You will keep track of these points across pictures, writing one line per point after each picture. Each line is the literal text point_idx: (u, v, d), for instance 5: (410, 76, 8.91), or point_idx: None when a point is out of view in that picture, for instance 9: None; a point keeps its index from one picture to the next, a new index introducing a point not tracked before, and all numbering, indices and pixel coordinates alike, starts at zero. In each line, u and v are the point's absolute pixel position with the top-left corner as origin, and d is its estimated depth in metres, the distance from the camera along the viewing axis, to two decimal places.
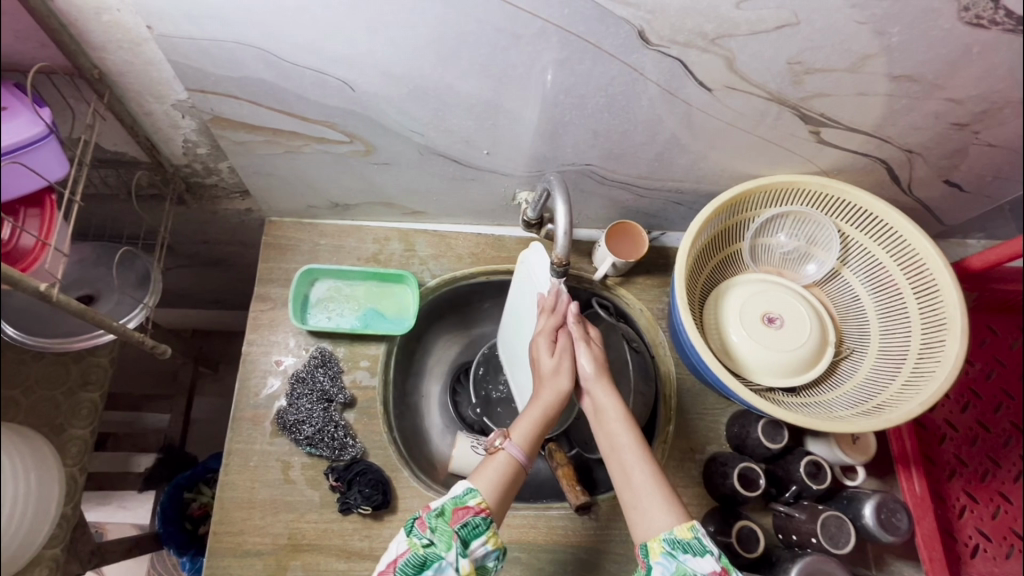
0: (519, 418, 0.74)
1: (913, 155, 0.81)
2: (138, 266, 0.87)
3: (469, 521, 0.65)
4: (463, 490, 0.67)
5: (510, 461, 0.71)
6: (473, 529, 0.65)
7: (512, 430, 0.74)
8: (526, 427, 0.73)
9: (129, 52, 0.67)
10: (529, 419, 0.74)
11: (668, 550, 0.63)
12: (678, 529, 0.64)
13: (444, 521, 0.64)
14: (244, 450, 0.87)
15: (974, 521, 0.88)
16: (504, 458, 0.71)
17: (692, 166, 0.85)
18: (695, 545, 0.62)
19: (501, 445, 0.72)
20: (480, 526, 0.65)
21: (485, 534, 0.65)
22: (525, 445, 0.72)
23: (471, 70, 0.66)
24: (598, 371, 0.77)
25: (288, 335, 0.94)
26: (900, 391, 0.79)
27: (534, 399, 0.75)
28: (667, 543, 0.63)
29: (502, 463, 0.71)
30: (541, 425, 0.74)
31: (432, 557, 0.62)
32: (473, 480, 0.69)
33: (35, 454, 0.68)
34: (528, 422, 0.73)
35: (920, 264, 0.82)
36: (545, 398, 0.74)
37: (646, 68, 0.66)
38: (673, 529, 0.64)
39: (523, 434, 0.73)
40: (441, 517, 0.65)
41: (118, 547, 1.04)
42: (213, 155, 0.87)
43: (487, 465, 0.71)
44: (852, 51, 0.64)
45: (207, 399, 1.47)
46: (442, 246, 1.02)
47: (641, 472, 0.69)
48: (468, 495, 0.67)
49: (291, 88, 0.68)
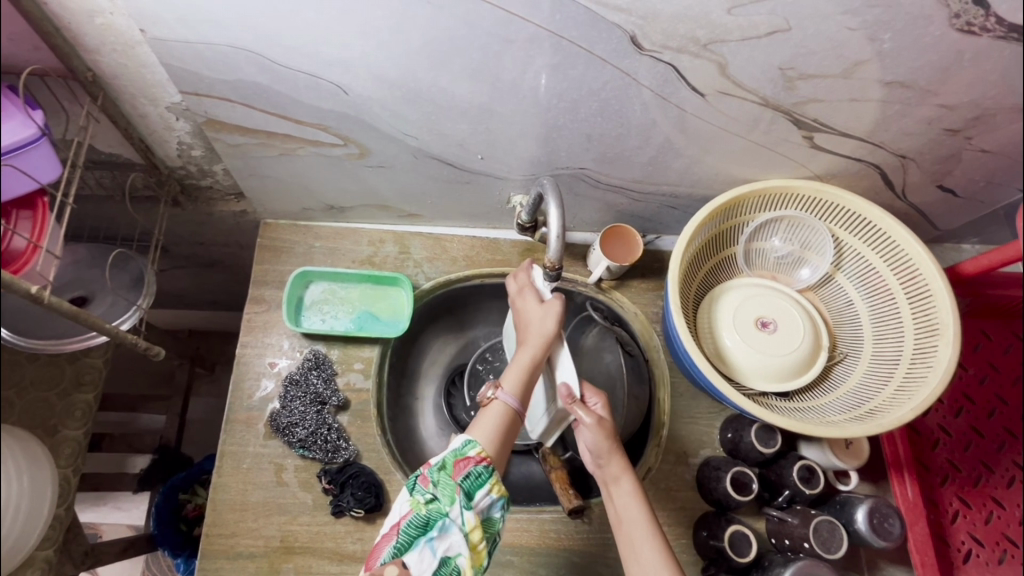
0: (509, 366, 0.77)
1: (907, 160, 0.81)
2: (132, 267, 0.87)
3: (471, 471, 0.66)
4: (463, 442, 0.69)
5: (505, 409, 0.73)
6: (475, 481, 0.66)
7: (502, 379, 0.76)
8: (517, 374, 0.76)
9: (122, 54, 0.67)
10: (520, 364, 0.77)
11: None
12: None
13: (446, 476, 0.66)
14: (237, 452, 0.87)
15: (967, 526, 0.88)
16: (499, 407, 0.73)
17: (686, 170, 0.86)
18: None
19: (495, 395, 0.74)
20: (481, 476, 0.66)
21: (487, 483, 0.66)
22: (517, 391, 0.75)
23: (465, 74, 0.66)
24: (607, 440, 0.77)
25: (282, 337, 0.94)
26: (892, 397, 0.79)
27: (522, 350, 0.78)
28: None
29: (498, 411, 0.73)
30: (532, 370, 0.77)
31: (434, 515, 0.63)
32: (471, 432, 0.71)
33: (27, 455, 0.68)
34: (518, 370, 0.76)
35: (913, 269, 0.82)
36: (535, 342, 0.78)
37: (639, 73, 0.66)
38: None
39: (516, 382, 0.75)
40: (442, 471, 0.66)
41: (111, 548, 1.04)
42: (207, 157, 0.87)
43: (484, 416, 0.73)
44: (844, 57, 0.64)
45: (204, 400, 1.47)
46: (437, 249, 1.02)
47: (648, 550, 0.69)
48: (467, 446, 0.69)
49: (284, 91, 0.69)
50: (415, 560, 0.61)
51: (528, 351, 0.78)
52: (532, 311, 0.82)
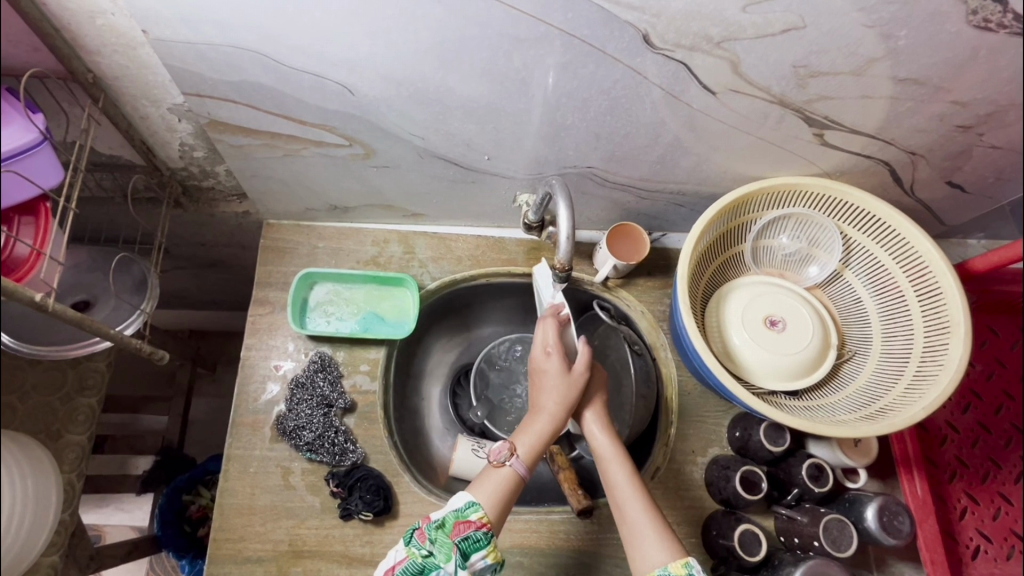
0: (521, 432, 0.77)
1: (916, 157, 0.81)
2: (134, 271, 0.86)
3: (470, 535, 0.66)
4: (465, 504, 0.69)
5: (513, 475, 0.72)
6: (473, 543, 0.66)
7: (516, 443, 0.76)
8: (532, 440, 0.76)
9: (123, 55, 0.66)
10: (533, 433, 0.77)
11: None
12: (672, 566, 0.64)
13: (444, 534, 0.66)
14: (243, 455, 0.86)
15: (975, 522, 0.88)
16: (508, 472, 0.73)
17: (695, 168, 0.85)
18: None
19: (507, 460, 0.73)
20: (480, 541, 0.66)
21: (485, 548, 0.66)
22: (528, 458, 0.74)
23: (473, 74, 0.65)
24: (598, 420, 0.81)
25: (288, 339, 0.93)
26: (902, 395, 0.79)
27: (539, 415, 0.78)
28: None
29: (506, 475, 0.72)
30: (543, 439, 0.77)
31: (429, 566, 0.65)
32: (473, 492, 0.71)
33: (32, 463, 0.67)
34: (532, 436, 0.76)
35: (923, 267, 0.81)
36: (554, 411, 0.78)
37: (650, 71, 0.66)
38: (667, 566, 0.64)
39: (527, 450, 0.75)
40: (441, 529, 0.66)
41: (116, 552, 1.03)
42: (209, 158, 0.86)
43: (489, 475, 0.73)
44: (857, 54, 0.63)
45: (206, 400, 1.46)
46: (442, 249, 1.01)
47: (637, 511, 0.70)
48: (469, 509, 0.68)
49: (289, 91, 0.67)
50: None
51: (544, 420, 0.78)
52: (556, 376, 0.80)
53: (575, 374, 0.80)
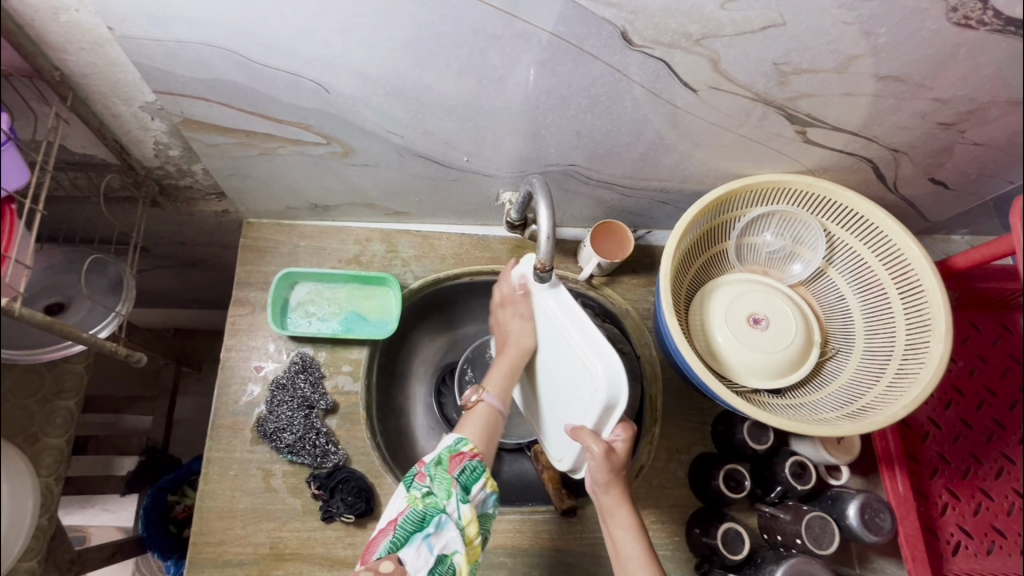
0: (490, 372, 0.79)
1: (899, 154, 0.80)
2: (110, 272, 0.84)
3: (467, 465, 0.68)
4: (455, 440, 0.70)
5: (489, 411, 0.75)
6: (471, 474, 0.67)
7: (486, 383, 0.77)
8: (500, 379, 0.77)
9: (91, 53, 0.64)
10: (500, 371, 0.79)
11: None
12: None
13: (442, 471, 0.67)
14: (224, 458, 0.85)
15: (956, 518, 0.90)
16: (484, 409, 0.75)
17: (678, 166, 0.84)
18: None
19: (478, 398, 0.75)
20: (477, 470, 0.68)
21: (482, 477, 0.68)
22: (501, 393, 0.77)
23: (450, 71, 0.64)
24: (607, 478, 0.71)
25: (268, 340, 0.92)
26: (884, 393, 0.79)
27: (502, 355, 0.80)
28: None
29: (482, 412, 0.75)
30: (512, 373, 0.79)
31: (431, 511, 0.64)
32: (460, 432, 0.73)
33: (6, 468, 0.66)
34: (502, 372, 0.78)
35: (905, 264, 0.81)
36: (514, 351, 0.79)
37: (630, 69, 0.65)
38: None
39: (498, 385, 0.77)
40: (439, 466, 0.67)
41: (98, 554, 1.02)
42: (185, 157, 0.84)
43: (468, 417, 0.75)
44: (838, 51, 0.62)
45: (190, 399, 1.44)
46: (425, 247, 1.00)
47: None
48: (459, 443, 0.70)
49: (263, 89, 0.66)
50: (412, 557, 0.61)
51: (508, 358, 0.79)
52: (511, 320, 0.81)
53: (527, 315, 0.80)
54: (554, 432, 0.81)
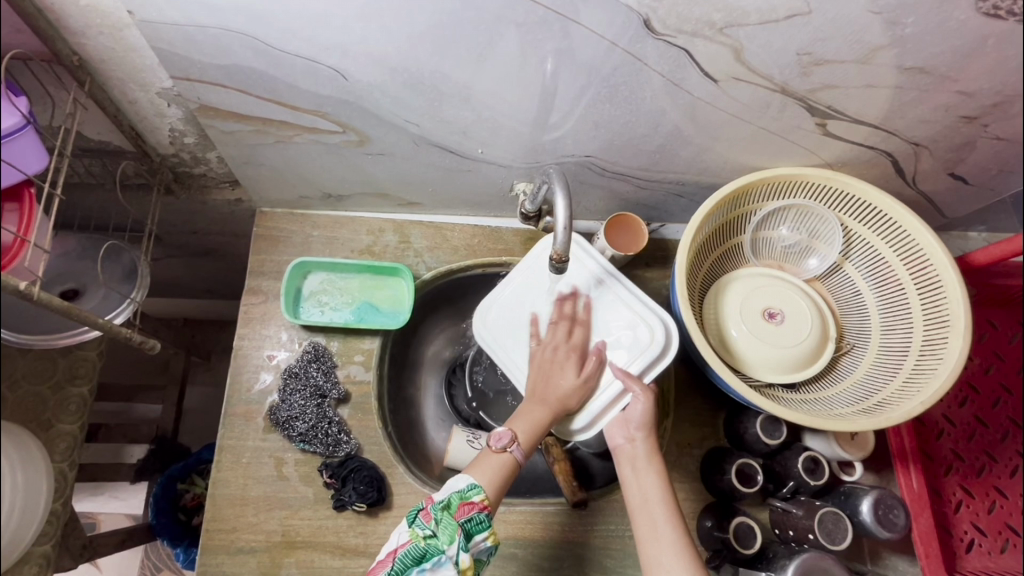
0: (521, 414, 0.74)
1: (920, 148, 0.79)
2: (125, 259, 0.84)
3: (474, 516, 0.65)
4: (468, 484, 0.67)
5: (512, 462, 0.71)
6: (477, 525, 0.65)
7: (516, 427, 0.72)
8: (533, 429, 0.72)
9: (110, 37, 0.64)
10: (536, 421, 0.73)
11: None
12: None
13: (448, 515, 0.65)
14: (236, 446, 0.85)
15: (970, 516, 0.88)
16: (508, 458, 0.71)
17: (694, 158, 0.84)
18: None
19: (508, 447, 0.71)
20: (483, 523, 0.65)
21: (486, 531, 0.66)
22: (529, 445, 0.72)
23: (469, 60, 0.64)
24: (647, 425, 0.75)
25: (280, 329, 0.92)
26: (901, 389, 0.79)
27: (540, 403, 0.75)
28: None
29: (505, 459, 0.71)
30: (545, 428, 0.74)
31: (431, 550, 0.64)
32: (472, 474, 0.69)
33: (22, 452, 0.66)
34: (536, 425, 0.73)
35: (924, 260, 0.80)
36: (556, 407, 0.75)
37: (650, 58, 0.64)
38: None
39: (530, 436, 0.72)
40: (446, 510, 0.65)
41: (110, 540, 1.02)
42: (201, 144, 0.84)
43: (489, 458, 0.71)
44: (863, 42, 0.62)
45: (199, 389, 1.45)
46: (438, 238, 1.00)
47: (668, 534, 0.68)
48: (472, 490, 0.67)
49: (281, 75, 0.66)
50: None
51: (545, 410, 0.74)
52: (566, 375, 0.77)
53: (586, 377, 0.77)
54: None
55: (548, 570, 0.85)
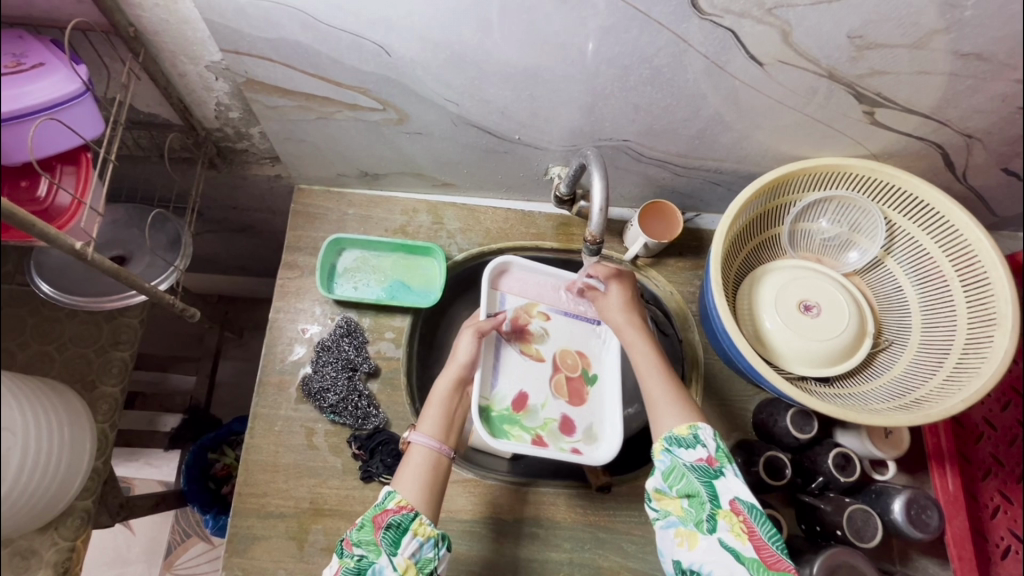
0: (424, 411, 0.74)
1: (972, 140, 0.77)
2: (169, 229, 0.87)
3: (391, 521, 0.63)
4: (383, 495, 0.66)
5: (426, 455, 0.70)
6: (397, 528, 0.63)
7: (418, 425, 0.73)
8: (433, 420, 0.73)
9: (165, 10, 0.66)
10: (433, 411, 0.74)
11: (667, 446, 0.66)
12: (678, 428, 0.67)
13: (367, 532, 0.64)
14: (269, 414, 0.87)
15: (1007, 522, 0.86)
16: (419, 452, 0.70)
17: (735, 145, 0.82)
18: (689, 439, 0.66)
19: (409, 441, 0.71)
20: (402, 523, 0.63)
21: (410, 527, 0.63)
22: (434, 434, 0.72)
23: (512, 38, 0.64)
24: (639, 331, 0.79)
25: (315, 303, 0.94)
26: (940, 386, 0.77)
27: (433, 392, 0.77)
28: (667, 441, 0.67)
29: (419, 457, 0.70)
30: (445, 414, 0.74)
31: (365, 567, 0.61)
32: (395, 485, 0.68)
33: (69, 407, 0.69)
34: (431, 416, 0.73)
35: (972, 256, 0.78)
36: (450, 374, 0.78)
37: (695, 38, 0.63)
38: (674, 429, 0.67)
39: (433, 426, 0.72)
40: (363, 529, 0.64)
41: (147, 501, 1.05)
42: (244, 119, 0.86)
43: (406, 466, 0.70)
44: (918, 25, 0.60)
45: (232, 363, 1.49)
46: (470, 220, 1.01)
47: (665, 396, 0.71)
48: (386, 498, 0.65)
49: (326, 51, 0.67)
50: None
51: (443, 384, 0.77)
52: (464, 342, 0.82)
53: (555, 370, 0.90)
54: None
55: (568, 552, 0.85)
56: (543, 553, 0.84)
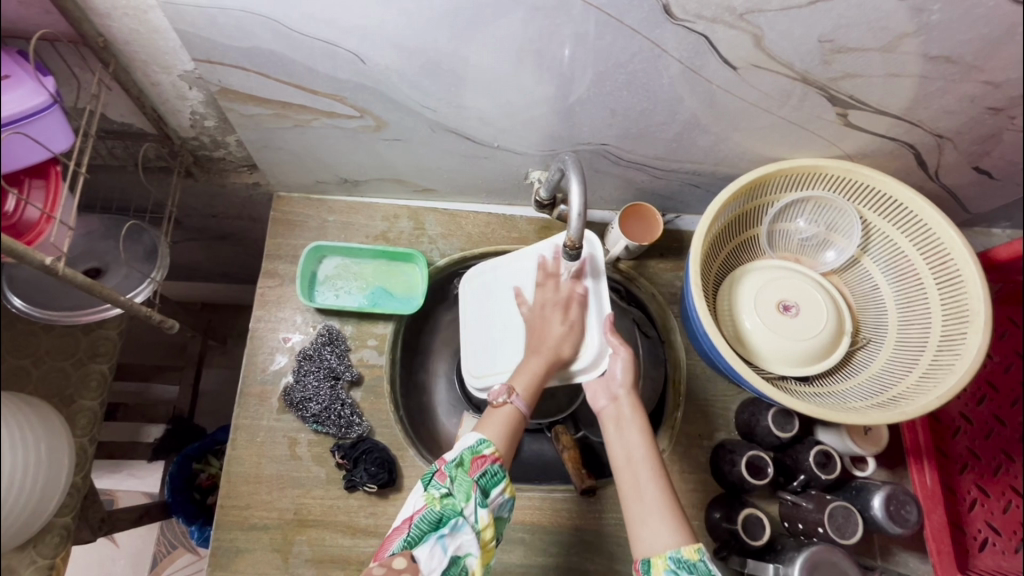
0: (519, 370, 0.76)
1: (944, 140, 0.79)
2: (145, 240, 0.85)
3: (488, 469, 0.65)
4: (477, 440, 0.67)
5: (514, 413, 0.71)
6: (491, 479, 0.65)
7: (513, 383, 0.74)
8: (530, 379, 0.74)
9: (134, 19, 0.65)
10: (530, 371, 0.75)
11: (673, 569, 0.58)
12: (684, 549, 0.59)
13: (463, 473, 0.64)
14: (251, 425, 0.87)
15: (984, 514, 0.87)
16: (511, 409, 0.71)
17: (712, 148, 0.83)
18: (700, 568, 0.58)
19: (507, 399, 0.72)
20: (497, 475, 0.65)
21: (502, 483, 0.65)
22: (530, 396, 0.73)
23: (486, 44, 0.64)
24: (639, 419, 0.72)
25: (295, 312, 0.93)
26: (916, 383, 0.78)
27: (534, 355, 0.77)
28: (672, 561, 0.59)
29: (507, 413, 0.71)
30: (540, 378, 0.75)
31: (448, 513, 0.61)
32: (482, 432, 0.69)
33: (46, 425, 0.68)
34: (531, 371, 0.75)
35: (945, 254, 0.79)
36: (547, 354, 0.76)
37: (669, 44, 0.64)
38: (679, 548, 0.59)
39: (528, 386, 0.74)
40: (460, 468, 0.65)
41: (129, 515, 1.04)
42: (220, 128, 0.85)
43: (492, 415, 0.71)
44: (887, 29, 0.61)
45: (215, 371, 1.47)
46: (452, 225, 1.00)
47: (664, 509, 0.63)
48: (482, 444, 0.67)
49: (300, 59, 0.66)
50: (425, 558, 0.58)
51: (539, 359, 0.76)
52: (555, 325, 0.79)
53: (572, 324, 0.79)
54: (483, 349, 0.87)
55: (554, 556, 0.85)
56: (530, 558, 0.84)
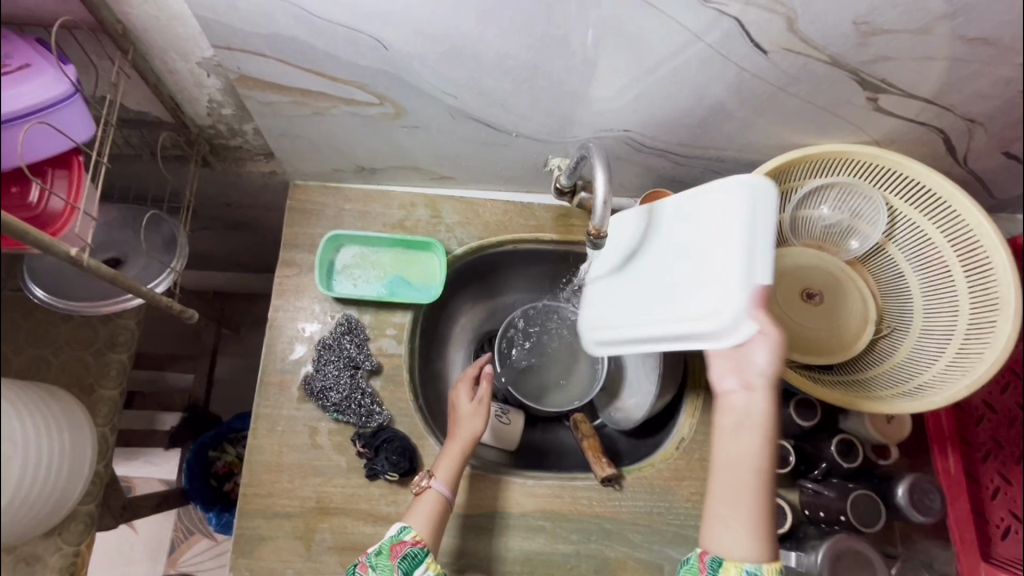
0: (440, 457, 0.78)
1: (975, 125, 0.77)
2: (164, 230, 0.86)
3: (407, 553, 0.67)
4: (399, 528, 0.70)
5: (438, 499, 0.73)
6: (411, 560, 0.67)
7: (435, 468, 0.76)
8: (450, 465, 0.76)
9: (152, 5, 0.64)
10: (450, 456, 0.77)
11: None
12: (763, 567, 0.56)
13: (383, 559, 0.68)
14: (271, 414, 0.87)
15: (1007, 504, 0.87)
16: (433, 496, 0.73)
17: (737, 134, 0.81)
18: None
19: (428, 484, 0.74)
20: (418, 556, 0.67)
21: (424, 562, 0.67)
22: (451, 481, 0.75)
23: (512, 27, 0.62)
24: (767, 421, 0.58)
25: (314, 301, 0.93)
26: (942, 372, 0.78)
27: (453, 440, 0.79)
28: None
29: (431, 500, 0.73)
30: (463, 459, 0.77)
31: None
32: (408, 520, 0.71)
33: (70, 413, 0.68)
34: (452, 458, 0.77)
35: (973, 240, 0.78)
36: (464, 437, 0.78)
37: (699, 27, 0.62)
38: (759, 564, 0.56)
39: (450, 471, 0.76)
40: (379, 556, 0.68)
41: (149, 502, 1.05)
42: (238, 115, 0.84)
43: (417, 505, 0.73)
44: (925, 11, 0.59)
45: (230, 359, 1.48)
46: (469, 213, 1.00)
47: (755, 525, 0.57)
48: (402, 532, 0.69)
49: (321, 45, 0.65)
50: None
51: (457, 441, 0.78)
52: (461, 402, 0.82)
53: (479, 399, 0.82)
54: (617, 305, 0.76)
55: (575, 544, 0.85)
56: (550, 545, 0.85)
